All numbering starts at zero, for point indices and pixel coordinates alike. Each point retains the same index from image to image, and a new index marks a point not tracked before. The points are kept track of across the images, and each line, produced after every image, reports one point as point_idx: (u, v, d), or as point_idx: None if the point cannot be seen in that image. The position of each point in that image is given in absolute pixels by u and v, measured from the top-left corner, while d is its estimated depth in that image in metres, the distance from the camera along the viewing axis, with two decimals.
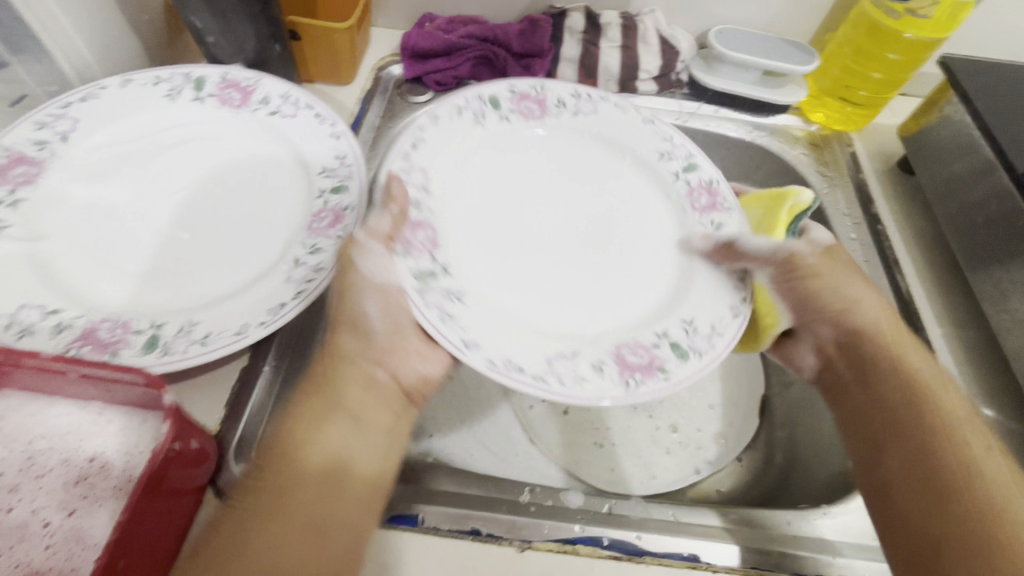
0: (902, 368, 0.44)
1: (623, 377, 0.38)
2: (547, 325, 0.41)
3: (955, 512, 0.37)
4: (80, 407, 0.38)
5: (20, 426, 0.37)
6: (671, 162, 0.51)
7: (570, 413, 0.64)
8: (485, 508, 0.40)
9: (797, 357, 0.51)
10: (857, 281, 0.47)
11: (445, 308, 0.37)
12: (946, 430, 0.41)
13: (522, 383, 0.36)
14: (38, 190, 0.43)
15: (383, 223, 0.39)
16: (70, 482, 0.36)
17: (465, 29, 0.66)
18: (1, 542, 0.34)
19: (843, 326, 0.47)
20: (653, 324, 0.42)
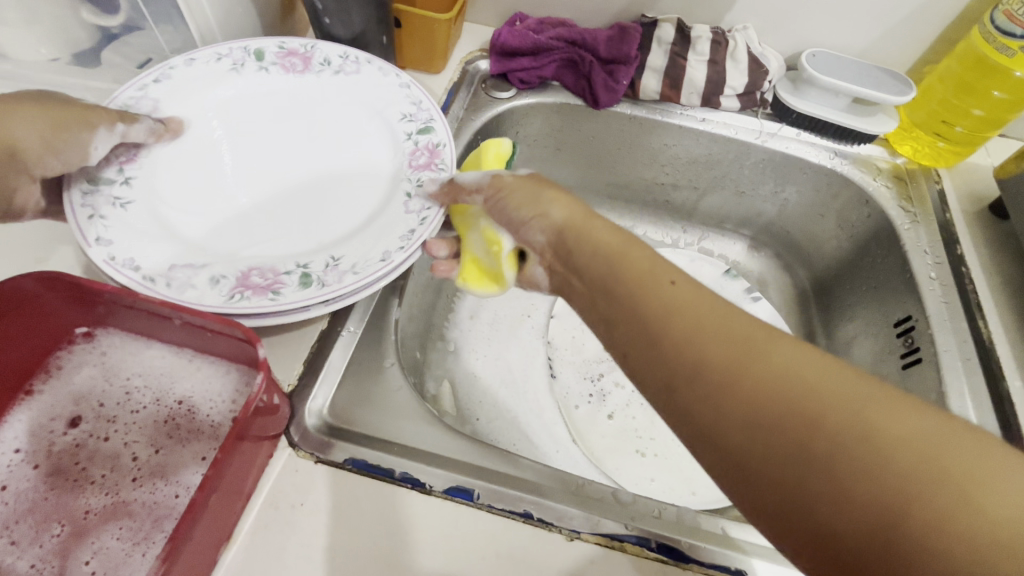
0: (616, 262, 0.34)
1: (230, 292, 0.39)
2: (205, 242, 0.43)
3: (811, 457, 0.25)
4: (173, 351, 0.41)
5: (120, 362, 0.41)
6: (406, 123, 0.52)
7: (614, 419, 0.65)
8: (537, 493, 0.41)
9: (531, 277, 0.42)
10: (548, 194, 0.40)
11: (99, 211, 0.41)
12: (719, 342, 0.29)
13: (125, 279, 0.38)
14: (142, 169, 0.44)
15: (140, 135, 0.44)
16: (159, 421, 0.39)
17: (556, 30, 0.67)
18: (96, 466, 0.37)
19: (545, 226, 0.39)
20: (301, 256, 0.43)
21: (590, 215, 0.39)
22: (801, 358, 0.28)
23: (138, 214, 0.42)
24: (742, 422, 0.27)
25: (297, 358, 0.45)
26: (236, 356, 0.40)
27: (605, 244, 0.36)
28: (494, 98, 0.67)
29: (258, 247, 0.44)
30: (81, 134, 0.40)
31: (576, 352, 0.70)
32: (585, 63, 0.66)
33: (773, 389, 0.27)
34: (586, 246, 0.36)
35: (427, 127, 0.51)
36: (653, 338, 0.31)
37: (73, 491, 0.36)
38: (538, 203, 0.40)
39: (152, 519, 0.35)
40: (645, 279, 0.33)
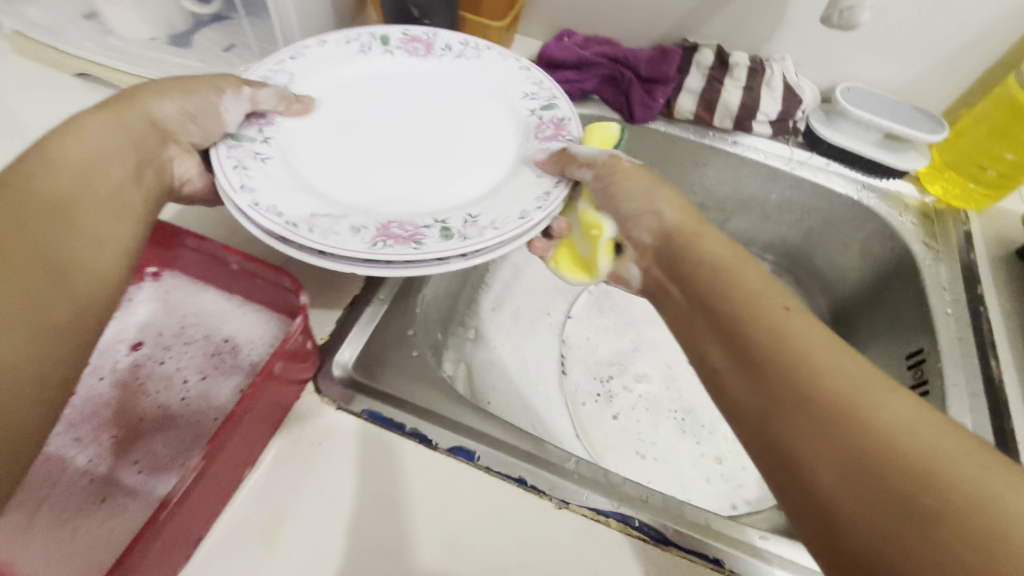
0: (728, 293, 0.37)
1: (373, 240, 0.42)
2: (339, 197, 0.46)
3: (910, 514, 0.27)
4: (225, 295, 0.47)
5: (180, 300, 0.46)
6: (531, 101, 0.55)
7: (619, 420, 0.67)
8: (533, 462, 0.44)
9: (622, 275, 0.49)
10: (660, 193, 0.45)
11: (243, 162, 0.45)
12: (826, 379, 0.31)
13: (269, 222, 0.41)
14: (282, 134, 0.49)
15: (269, 101, 0.49)
16: (207, 353, 0.44)
17: (600, 48, 0.72)
18: (151, 384, 0.43)
19: (653, 224, 0.45)
20: (438, 214, 0.46)
21: (704, 227, 0.43)
22: (917, 419, 0.29)
23: (277, 169, 0.46)
24: (844, 469, 0.28)
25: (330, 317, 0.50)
26: (277, 302, 0.44)
27: (704, 260, 0.40)
28: None
29: (393, 205, 0.47)
30: (209, 96, 0.45)
31: (589, 353, 0.73)
32: (625, 79, 0.70)
33: (881, 434, 0.28)
34: (684, 243, 0.42)
35: (551, 104, 0.55)
36: (759, 363, 0.33)
37: (133, 403, 0.41)
38: (650, 202, 0.45)
39: (194, 435, 0.40)
40: (753, 306, 0.35)
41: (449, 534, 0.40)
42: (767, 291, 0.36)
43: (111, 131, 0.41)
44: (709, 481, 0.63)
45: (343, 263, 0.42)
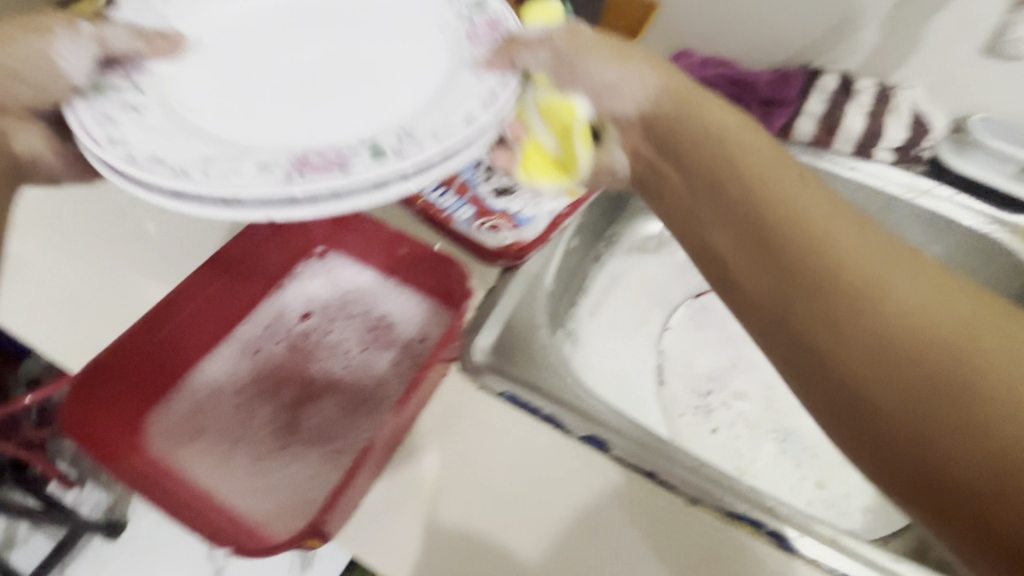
0: (803, 229, 0.39)
1: (290, 172, 0.36)
2: (231, 138, 0.41)
3: (962, 422, 0.32)
4: (380, 278, 0.51)
5: (341, 279, 0.51)
6: (456, 3, 0.48)
7: (719, 434, 0.68)
8: (663, 459, 0.46)
9: (609, 163, 0.53)
10: (618, 62, 0.45)
11: (110, 113, 0.40)
12: (913, 334, 0.34)
13: (156, 176, 0.36)
14: (149, 78, 0.43)
15: (121, 37, 0.43)
16: (365, 328, 0.49)
17: (718, 69, 0.73)
18: (319, 350, 0.47)
19: (636, 95, 0.46)
20: (369, 136, 0.39)
21: (732, 115, 0.45)
22: (966, 339, 0.33)
23: (155, 113, 0.41)
24: (903, 391, 0.33)
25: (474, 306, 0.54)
26: (432, 286, 0.49)
27: (754, 181, 0.42)
28: None
29: (329, 140, 0.40)
30: (47, 49, 0.42)
31: (686, 366, 0.74)
32: (745, 101, 0.72)
33: (933, 357, 0.33)
34: (671, 112, 0.46)
35: (481, 4, 0.47)
36: (846, 315, 0.36)
37: (304, 363, 0.46)
38: (665, 98, 0.46)
39: (357, 398, 0.45)
40: (844, 249, 0.38)
41: (587, 515, 0.45)
42: (851, 231, 0.38)
43: None
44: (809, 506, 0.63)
45: (255, 209, 0.35)
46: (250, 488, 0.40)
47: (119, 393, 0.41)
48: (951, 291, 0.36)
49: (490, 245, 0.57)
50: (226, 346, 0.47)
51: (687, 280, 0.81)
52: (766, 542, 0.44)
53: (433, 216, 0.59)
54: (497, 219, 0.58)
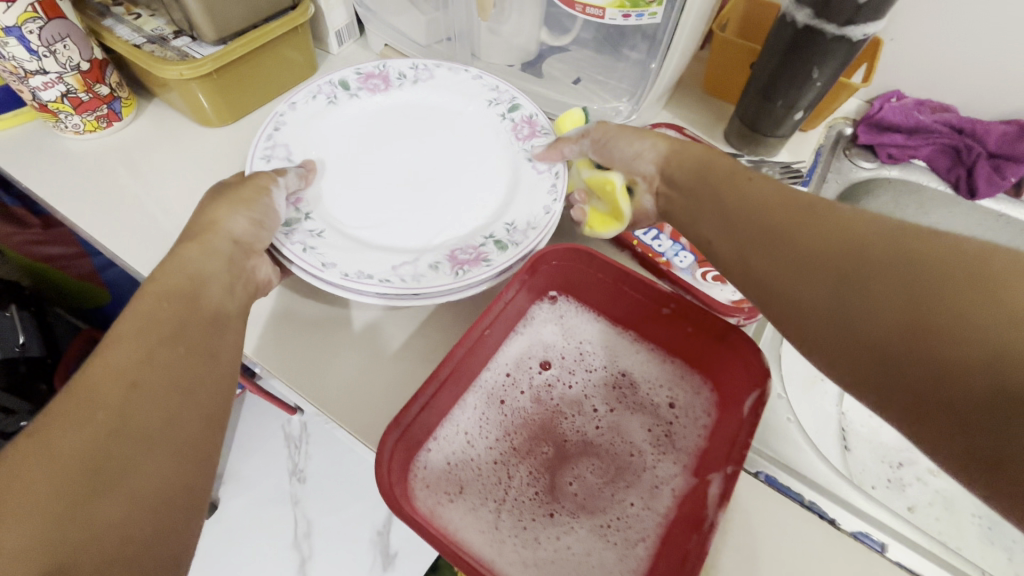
0: (834, 253, 0.35)
1: (454, 270, 0.47)
2: (393, 243, 0.50)
3: (942, 381, 0.29)
4: (615, 331, 0.49)
5: (576, 327, 0.49)
6: (495, 106, 0.58)
7: (914, 512, 0.64)
8: (947, 568, 0.42)
9: (642, 208, 0.51)
10: (635, 133, 0.50)
11: (307, 243, 0.47)
12: (975, 341, 0.28)
13: (369, 285, 0.45)
14: (311, 204, 0.51)
15: (294, 181, 0.50)
16: (608, 385, 0.47)
17: (939, 116, 0.68)
18: (566, 407, 0.45)
19: (651, 156, 0.49)
20: (483, 230, 0.50)
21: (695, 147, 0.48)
22: (907, 281, 0.32)
23: (332, 237, 0.49)
24: (867, 351, 0.32)
25: None
26: (688, 350, 0.46)
27: (749, 199, 0.42)
28: (852, 163, 0.70)
29: (444, 232, 0.51)
30: (265, 201, 0.46)
31: (872, 434, 0.68)
32: (971, 153, 0.66)
33: (868, 307, 0.32)
34: (690, 170, 0.47)
35: (516, 105, 0.58)
36: (920, 339, 0.30)
37: (553, 421, 0.45)
38: (683, 155, 0.48)
39: (616, 466, 0.42)
40: (903, 261, 0.32)
41: None
42: (876, 228, 0.35)
43: (191, 259, 0.42)
44: None
45: (436, 300, 0.46)
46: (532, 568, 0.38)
47: (403, 453, 0.39)
48: (1007, 274, 0.29)
49: (725, 300, 0.51)
50: (470, 394, 0.45)
51: None
52: None
53: (654, 263, 0.54)
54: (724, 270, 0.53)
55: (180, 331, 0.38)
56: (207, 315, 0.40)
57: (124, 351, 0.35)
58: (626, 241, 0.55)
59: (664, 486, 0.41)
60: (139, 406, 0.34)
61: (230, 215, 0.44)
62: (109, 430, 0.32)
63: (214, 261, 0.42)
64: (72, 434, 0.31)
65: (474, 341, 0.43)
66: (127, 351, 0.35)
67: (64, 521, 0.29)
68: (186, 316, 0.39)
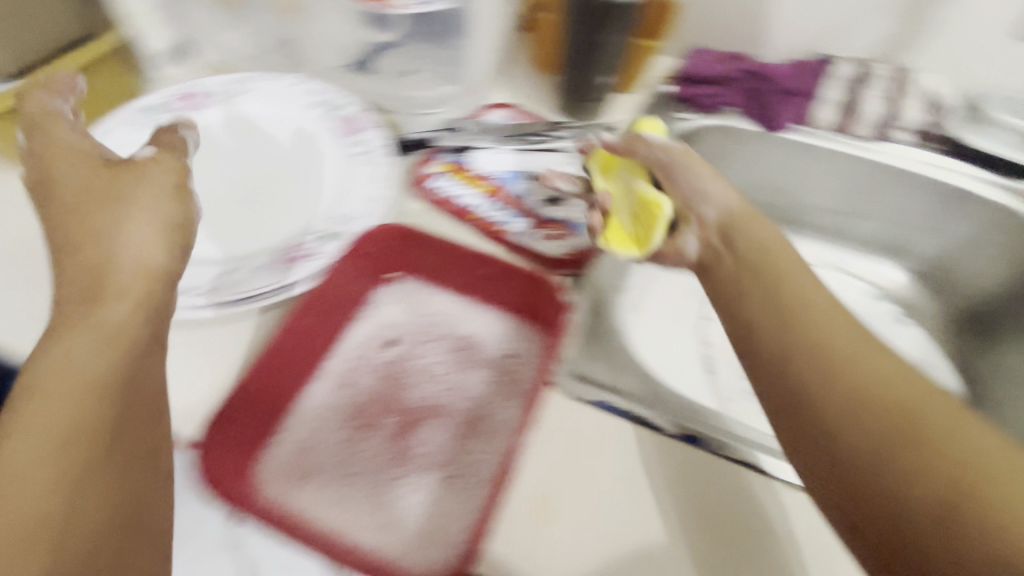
0: (818, 351, 0.37)
1: (280, 270, 0.47)
2: (218, 254, 0.50)
3: (865, 460, 0.32)
4: (455, 297, 0.52)
5: (418, 300, 0.52)
6: (317, 108, 0.59)
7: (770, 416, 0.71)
8: (764, 448, 0.45)
9: (681, 246, 0.49)
10: (712, 174, 0.51)
11: None
12: (863, 434, 0.33)
13: (189, 304, 0.45)
14: None
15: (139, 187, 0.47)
16: (452, 348, 0.50)
17: (736, 65, 0.76)
18: (413, 376, 0.48)
19: (722, 208, 0.49)
20: (311, 227, 0.51)
21: (749, 217, 0.48)
22: (909, 392, 0.34)
23: None
24: (840, 434, 0.33)
25: None
26: (515, 301, 0.51)
27: (785, 281, 0.42)
28: (674, 115, 0.76)
29: (272, 235, 0.51)
30: (183, 192, 0.42)
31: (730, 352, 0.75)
32: (766, 91, 0.74)
33: (853, 398, 0.34)
34: (751, 237, 0.46)
35: (337, 105, 0.59)
36: (861, 489, 0.32)
37: (398, 393, 0.47)
38: (744, 232, 0.47)
39: (463, 424, 0.45)
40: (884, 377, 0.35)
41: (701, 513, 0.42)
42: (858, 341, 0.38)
43: (121, 247, 0.37)
44: None
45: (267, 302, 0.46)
46: (382, 528, 0.40)
47: (231, 449, 0.41)
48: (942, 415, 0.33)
49: (558, 253, 0.57)
50: (315, 383, 0.47)
51: None
52: None
53: (493, 232, 0.59)
54: (556, 229, 0.60)
55: (129, 329, 0.35)
56: (158, 326, 0.37)
57: (63, 349, 0.33)
58: (466, 217, 0.60)
59: (502, 426, 0.45)
60: (92, 413, 0.31)
61: (152, 195, 0.40)
62: (8, 503, 0.28)
63: (162, 253, 0.39)
64: (20, 447, 0.29)
65: (301, 319, 0.46)
66: (82, 352, 0.33)
67: (37, 543, 0.27)
68: (114, 375, 0.33)
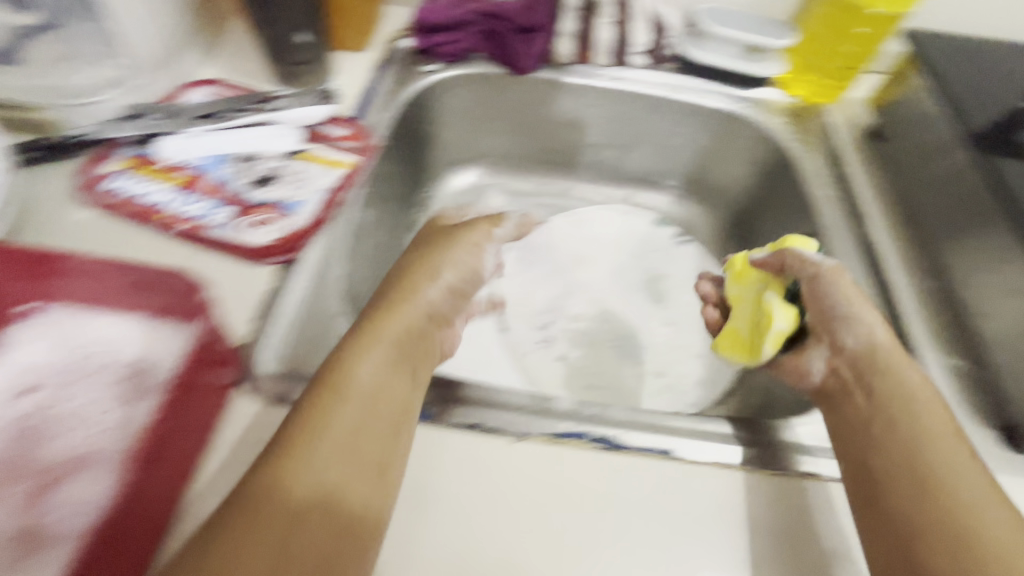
0: (908, 421, 0.40)
1: None
2: None
3: (917, 530, 0.36)
4: (118, 318, 0.41)
5: (70, 328, 0.40)
6: None
7: (564, 359, 0.71)
8: (482, 407, 0.45)
9: (806, 366, 0.47)
10: (874, 310, 0.46)
11: None
12: (915, 503, 0.37)
13: None
14: None
15: None
16: (118, 381, 0.39)
17: (469, 5, 0.71)
18: (58, 427, 0.37)
19: (864, 336, 0.45)
20: None
21: (854, 291, 0.46)
22: (953, 452, 0.38)
23: None
24: (917, 516, 0.36)
25: (245, 316, 0.47)
26: (188, 311, 0.41)
27: (894, 365, 0.43)
28: (418, 72, 0.71)
29: None
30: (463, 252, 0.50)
31: (525, 304, 0.75)
32: (502, 33, 0.70)
33: (945, 475, 0.37)
34: (864, 357, 0.44)
35: None
36: (871, 470, 0.39)
37: (34, 452, 0.36)
38: (867, 353, 0.44)
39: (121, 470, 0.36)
40: (929, 435, 0.39)
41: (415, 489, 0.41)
42: (933, 410, 0.41)
43: (342, 347, 0.41)
44: (661, 397, 0.67)
45: None
46: None
47: None
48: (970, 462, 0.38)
49: (263, 242, 0.50)
50: None
51: None
52: (616, 447, 0.44)
53: (183, 227, 0.50)
54: (264, 213, 0.52)
55: (399, 416, 0.39)
56: (373, 398, 0.39)
57: (308, 442, 0.35)
58: (150, 216, 0.50)
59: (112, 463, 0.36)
60: (347, 483, 0.35)
61: (421, 283, 0.46)
62: (279, 557, 0.31)
63: (393, 358, 0.41)
64: (253, 544, 0.31)
65: None
66: (331, 447, 0.35)
67: None
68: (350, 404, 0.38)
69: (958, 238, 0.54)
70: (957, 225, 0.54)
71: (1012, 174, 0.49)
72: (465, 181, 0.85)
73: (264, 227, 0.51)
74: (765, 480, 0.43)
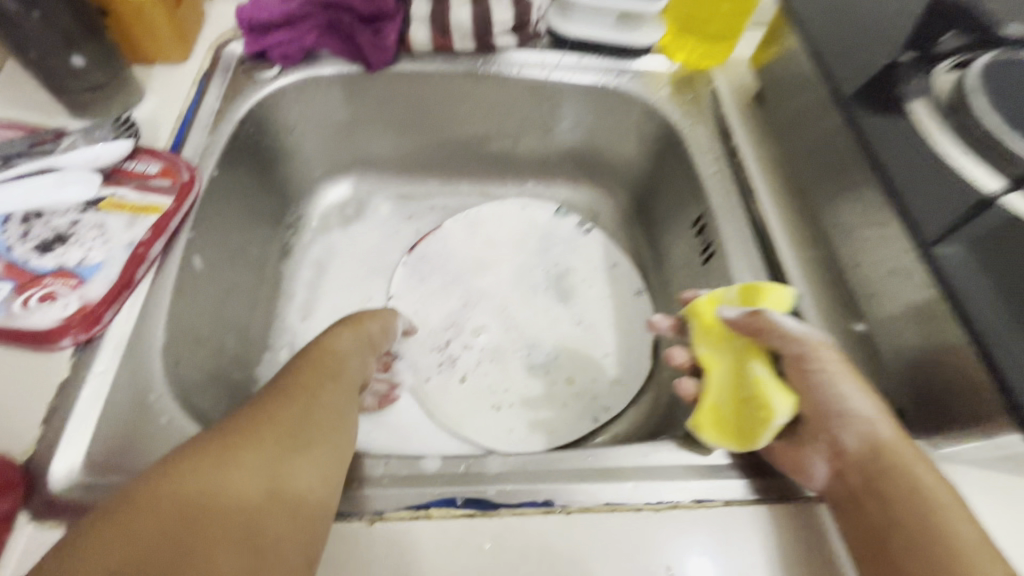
0: (927, 536, 0.33)
1: None
2: None
3: None
4: None
5: None
6: None
7: (468, 380, 0.65)
8: None
9: (805, 466, 0.39)
10: (871, 399, 0.38)
11: None
12: None
13: None
14: None
15: None
16: None
17: None
18: None
19: (866, 436, 0.37)
20: None
21: (847, 381, 0.38)
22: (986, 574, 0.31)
23: None
24: None
25: (28, 424, 0.38)
26: None
27: (904, 464, 0.36)
28: (254, 80, 0.62)
29: None
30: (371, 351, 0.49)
31: (419, 326, 0.69)
32: (346, 25, 0.62)
33: None
34: (870, 458, 0.36)
35: None
36: None
37: None
38: (868, 448, 0.37)
39: None
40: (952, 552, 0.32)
41: None
42: (948, 512, 0.34)
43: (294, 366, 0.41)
44: (572, 407, 0.63)
45: None
46: None
47: None
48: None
49: (48, 322, 0.40)
50: None
51: (403, 234, 0.76)
52: (489, 509, 0.38)
53: None
54: (50, 284, 0.42)
55: (342, 418, 0.39)
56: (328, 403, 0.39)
57: (252, 422, 0.35)
58: None
59: None
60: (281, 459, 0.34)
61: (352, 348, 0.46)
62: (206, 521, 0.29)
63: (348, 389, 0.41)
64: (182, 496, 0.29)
65: None
66: (281, 415, 0.36)
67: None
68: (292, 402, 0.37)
69: (836, 214, 0.51)
70: (838, 195, 0.50)
71: (879, 133, 0.46)
72: (339, 194, 0.77)
73: (54, 301, 0.41)
74: (662, 516, 0.38)
